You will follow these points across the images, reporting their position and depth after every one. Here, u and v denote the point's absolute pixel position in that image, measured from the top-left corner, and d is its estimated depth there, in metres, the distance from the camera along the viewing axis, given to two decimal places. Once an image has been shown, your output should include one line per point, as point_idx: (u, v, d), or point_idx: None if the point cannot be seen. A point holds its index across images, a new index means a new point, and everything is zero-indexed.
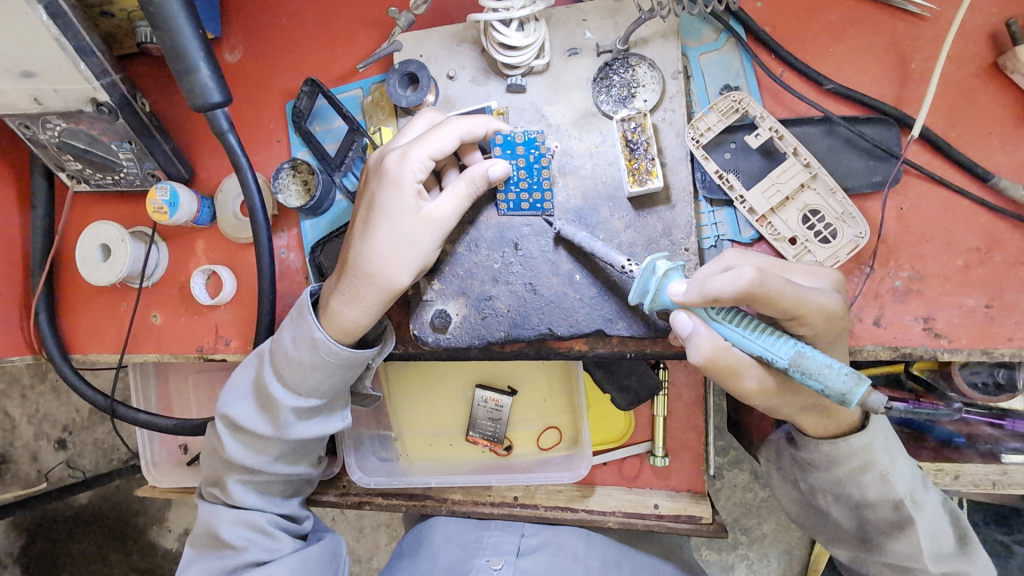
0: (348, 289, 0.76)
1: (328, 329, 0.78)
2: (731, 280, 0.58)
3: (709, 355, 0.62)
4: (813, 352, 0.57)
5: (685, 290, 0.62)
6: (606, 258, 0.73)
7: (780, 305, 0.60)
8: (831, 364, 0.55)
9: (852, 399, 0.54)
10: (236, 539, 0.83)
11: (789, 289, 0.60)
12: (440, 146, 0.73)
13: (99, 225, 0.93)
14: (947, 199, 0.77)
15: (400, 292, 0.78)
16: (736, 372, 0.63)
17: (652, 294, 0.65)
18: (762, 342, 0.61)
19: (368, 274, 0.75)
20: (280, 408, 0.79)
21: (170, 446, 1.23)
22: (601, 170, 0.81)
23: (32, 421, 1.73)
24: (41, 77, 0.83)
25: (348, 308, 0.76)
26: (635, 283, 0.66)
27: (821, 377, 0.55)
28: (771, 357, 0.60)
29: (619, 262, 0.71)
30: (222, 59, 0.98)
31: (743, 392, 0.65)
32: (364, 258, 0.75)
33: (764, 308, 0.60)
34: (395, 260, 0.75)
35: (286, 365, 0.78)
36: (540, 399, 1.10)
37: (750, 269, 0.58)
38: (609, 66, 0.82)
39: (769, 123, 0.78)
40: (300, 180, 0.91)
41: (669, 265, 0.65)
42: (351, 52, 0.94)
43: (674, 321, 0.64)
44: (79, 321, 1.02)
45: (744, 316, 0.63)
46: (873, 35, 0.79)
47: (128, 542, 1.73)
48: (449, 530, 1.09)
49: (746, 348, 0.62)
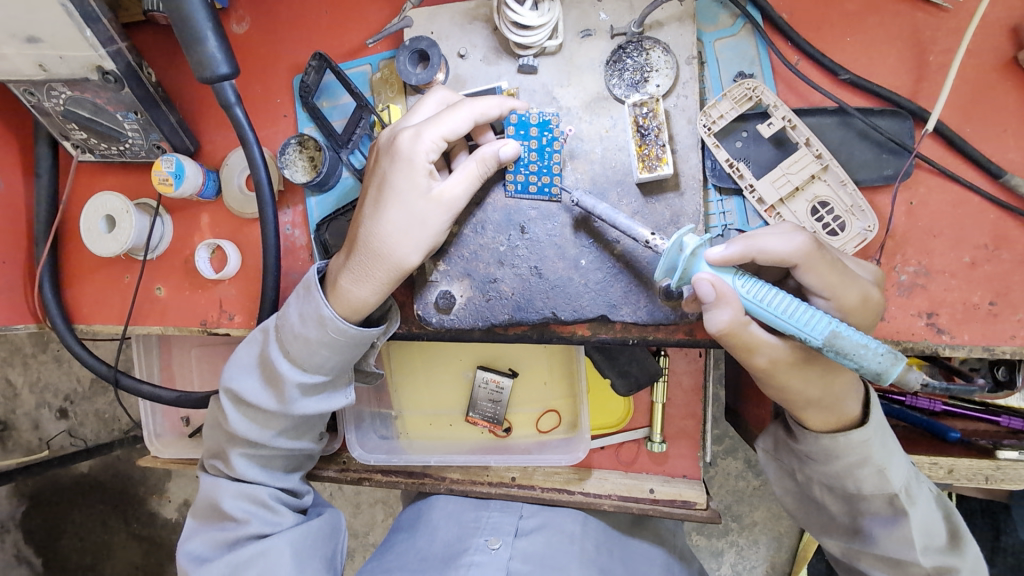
0: (358, 267, 0.76)
1: (338, 307, 0.78)
2: (784, 241, 0.64)
3: (726, 330, 0.63)
4: (849, 332, 0.58)
5: (726, 250, 0.65)
6: (629, 232, 0.73)
7: (825, 273, 0.64)
8: (867, 344, 0.58)
9: (888, 375, 0.58)
10: (237, 511, 0.85)
11: (837, 261, 0.65)
12: (454, 128, 0.73)
13: (105, 196, 0.92)
14: (957, 194, 0.77)
15: (410, 271, 0.78)
16: (751, 349, 0.65)
17: (679, 270, 0.66)
18: (793, 321, 0.61)
19: (379, 253, 0.75)
20: (286, 382, 0.80)
21: (172, 418, 1.23)
22: (611, 155, 0.80)
23: (34, 389, 1.74)
24: (45, 43, 0.81)
25: (358, 286, 0.77)
26: (663, 258, 0.66)
27: (859, 357, 0.58)
28: (804, 336, 0.61)
29: (642, 236, 0.71)
30: (230, 31, 0.97)
31: (752, 365, 0.67)
32: (376, 237, 0.75)
33: (809, 275, 0.64)
34: (406, 239, 0.75)
35: (293, 341, 0.79)
36: (541, 382, 1.11)
37: (801, 235, 0.64)
38: (623, 49, 0.81)
39: (782, 112, 0.77)
40: (307, 155, 0.90)
41: (698, 241, 0.65)
42: (361, 27, 0.92)
43: (696, 287, 0.64)
44: (83, 291, 1.02)
45: (777, 295, 0.62)
46: (892, 25, 0.78)
47: (128, 511, 1.75)
48: (449, 508, 1.10)
49: (777, 325, 0.63)
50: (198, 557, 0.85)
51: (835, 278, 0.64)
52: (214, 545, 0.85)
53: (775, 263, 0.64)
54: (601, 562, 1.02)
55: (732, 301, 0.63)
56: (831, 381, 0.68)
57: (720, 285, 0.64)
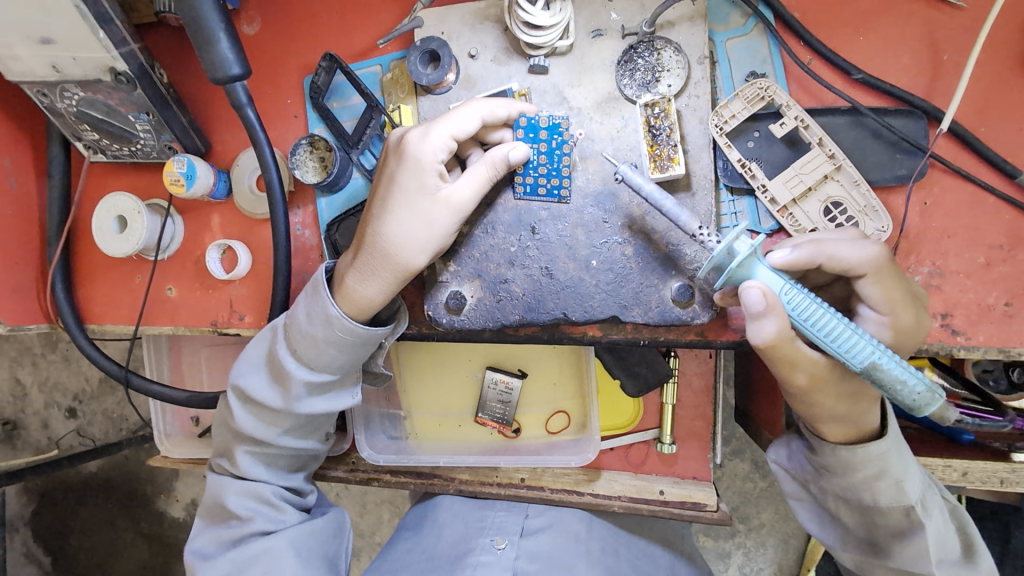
0: (364, 266, 0.77)
1: (344, 306, 0.78)
2: (857, 248, 0.65)
3: (771, 342, 0.62)
4: (891, 365, 0.60)
5: (792, 253, 0.67)
6: (676, 220, 0.70)
7: (888, 286, 0.66)
8: (907, 381, 0.60)
9: (920, 408, 0.61)
10: (242, 509, 0.84)
11: (901, 278, 0.67)
12: (463, 126, 0.73)
13: (116, 196, 0.93)
14: (972, 194, 0.76)
15: (416, 272, 0.78)
16: (792, 362, 0.64)
17: (725, 274, 0.64)
18: (836, 344, 0.62)
19: (386, 251, 0.75)
20: (293, 381, 0.80)
21: (181, 418, 1.25)
22: (622, 155, 0.80)
23: (44, 389, 1.75)
24: (59, 44, 0.82)
25: (363, 285, 0.77)
26: (709, 260, 0.64)
27: (895, 389, 0.61)
28: (845, 360, 0.62)
29: (690, 226, 0.69)
30: (241, 31, 0.97)
31: (794, 382, 0.67)
32: (382, 237, 0.75)
33: (871, 284, 0.66)
34: (413, 241, 0.75)
35: (300, 340, 0.79)
36: (550, 383, 1.11)
37: (875, 244, 0.66)
38: (634, 49, 0.80)
39: (795, 112, 0.76)
40: (317, 156, 0.90)
41: (749, 249, 0.62)
42: (371, 29, 0.93)
43: (744, 296, 0.62)
44: (95, 292, 1.02)
45: (828, 316, 0.62)
46: (906, 24, 0.78)
47: (136, 510, 1.76)
48: (454, 508, 1.13)
49: (818, 346, 0.63)
50: (202, 554, 0.85)
51: (898, 293, 0.66)
52: (219, 543, 0.85)
53: (844, 269, 0.66)
54: (605, 563, 1.02)
55: (779, 314, 0.61)
56: (851, 396, 0.69)
57: (769, 296, 0.62)
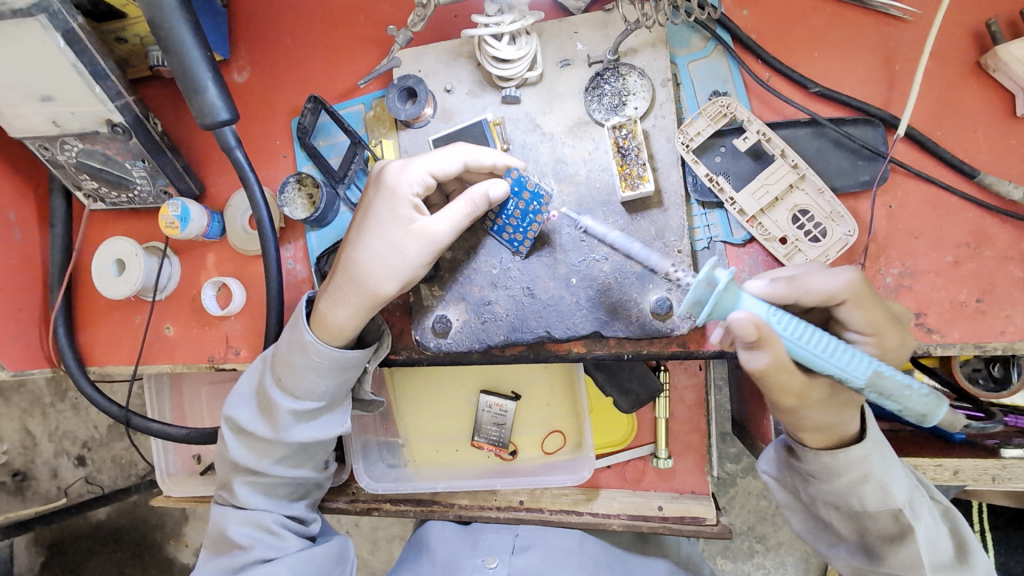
0: (335, 292, 0.80)
1: (318, 333, 0.81)
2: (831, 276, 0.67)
3: (766, 368, 0.63)
4: (891, 372, 0.60)
5: (769, 286, 0.68)
6: (647, 260, 0.79)
7: (868, 308, 0.67)
8: (911, 386, 0.60)
9: (931, 413, 0.61)
10: (242, 538, 0.85)
11: (879, 301, 0.68)
12: (442, 166, 0.76)
13: (114, 241, 0.96)
14: (935, 195, 0.78)
15: (387, 300, 0.80)
16: (779, 383, 0.65)
17: (710, 306, 0.60)
18: (835, 360, 0.61)
19: (357, 279, 0.78)
20: (278, 409, 0.82)
21: (184, 456, 1.26)
22: (595, 176, 0.84)
23: (53, 438, 1.77)
24: (59, 101, 0.87)
25: (333, 310, 0.80)
26: (692, 294, 0.59)
27: (903, 395, 0.61)
28: (846, 376, 0.61)
29: (664, 267, 0.79)
30: (230, 79, 1.02)
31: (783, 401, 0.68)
32: (353, 263, 0.79)
33: (851, 309, 0.67)
34: (383, 269, 0.78)
35: (283, 368, 0.82)
36: (544, 404, 1.12)
37: (847, 269, 0.67)
38: (600, 76, 0.84)
39: (756, 127, 0.79)
40: (306, 193, 0.94)
41: (731, 277, 0.60)
42: (353, 71, 0.97)
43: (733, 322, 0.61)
44: (96, 335, 1.06)
45: (818, 334, 0.61)
46: (857, 39, 0.81)
47: (146, 557, 1.76)
48: (445, 532, 1.11)
49: (818, 368, 0.62)
50: None
51: (878, 315, 0.67)
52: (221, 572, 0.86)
53: (823, 299, 0.66)
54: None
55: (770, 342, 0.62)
56: (834, 403, 0.69)
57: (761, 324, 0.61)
